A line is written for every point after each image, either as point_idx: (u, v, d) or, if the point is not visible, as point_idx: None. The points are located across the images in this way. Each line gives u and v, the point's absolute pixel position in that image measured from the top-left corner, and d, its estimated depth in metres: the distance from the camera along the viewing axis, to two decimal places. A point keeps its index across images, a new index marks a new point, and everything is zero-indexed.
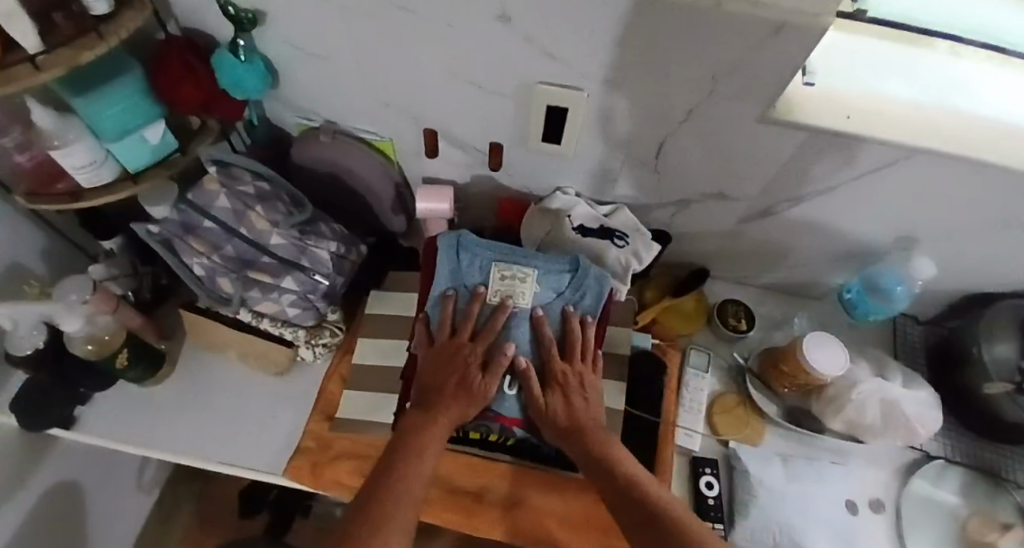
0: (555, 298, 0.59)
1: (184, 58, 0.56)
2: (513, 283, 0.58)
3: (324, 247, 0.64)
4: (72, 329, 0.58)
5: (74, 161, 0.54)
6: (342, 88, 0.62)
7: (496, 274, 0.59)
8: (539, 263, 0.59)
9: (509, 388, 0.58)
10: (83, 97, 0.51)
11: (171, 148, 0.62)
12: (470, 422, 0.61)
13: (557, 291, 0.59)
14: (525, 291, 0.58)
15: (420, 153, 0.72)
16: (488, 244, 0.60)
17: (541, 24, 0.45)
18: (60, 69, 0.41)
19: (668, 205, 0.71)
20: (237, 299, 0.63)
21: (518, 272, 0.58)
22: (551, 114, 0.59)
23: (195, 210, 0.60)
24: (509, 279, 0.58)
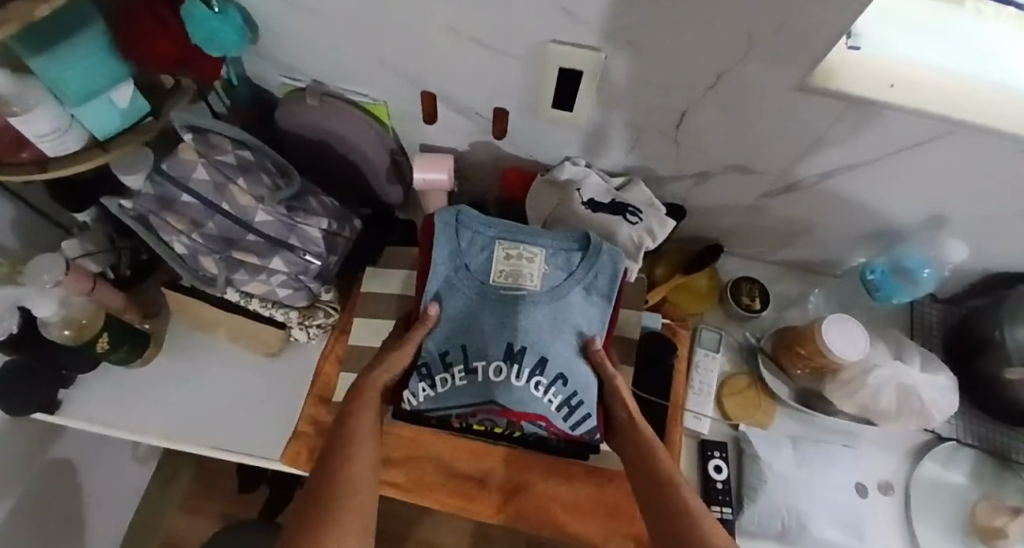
0: (565, 280, 0.52)
1: (153, 9, 0.51)
2: (519, 264, 0.52)
3: (314, 224, 0.59)
4: (43, 315, 0.53)
5: (36, 128, 0.48)
6: (329, 44, 0.55)
7: (501, 254, 0.52)
8: (547, 242, 0.52)
9: (517, 380, 0.51)
10: (39, 57, 0.45)
11: (144, 111, 0.56)
12: (474, 417, 0.56)
13: (566, 273, 0.52)
14: (533, 273, 0.52)
15: (417, 118, 0.65)
16: (491, 221, 0.52)
17: None
18: (11, 25, 0.34)
19: (685, 178, 0.66)
20: (223, 279, 0.59)
21: (524, 252, 0.52)
22: (563, 78, 0.53)
23: (170, 182, 0.54)
24: (515, 259, 0.52)
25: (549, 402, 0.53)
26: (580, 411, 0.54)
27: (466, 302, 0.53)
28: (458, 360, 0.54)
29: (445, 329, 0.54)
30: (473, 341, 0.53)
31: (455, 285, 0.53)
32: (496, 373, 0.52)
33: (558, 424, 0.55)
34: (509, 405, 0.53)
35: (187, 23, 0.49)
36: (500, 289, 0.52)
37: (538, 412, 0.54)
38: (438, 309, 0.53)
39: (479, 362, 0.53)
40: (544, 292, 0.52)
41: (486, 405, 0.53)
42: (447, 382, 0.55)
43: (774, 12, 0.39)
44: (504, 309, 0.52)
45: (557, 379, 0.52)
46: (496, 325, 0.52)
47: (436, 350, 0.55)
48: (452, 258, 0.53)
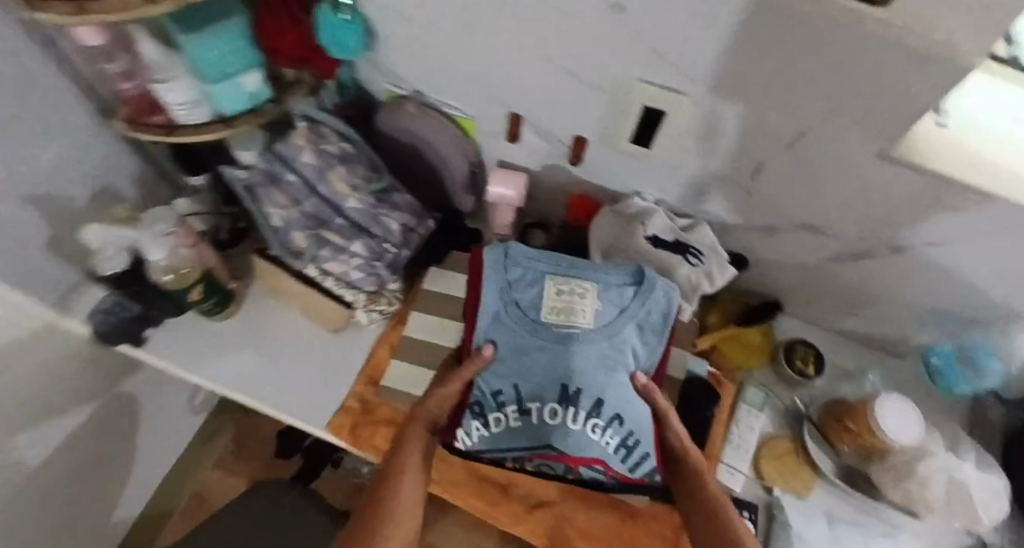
0: (617, 316, 0.53)
1: (288, 8, 0.57)
2: (570, 300, 0.53)
3: (395, 218, 0.65)
4: (154, 258, 0.60)
5: (175, 96, 0.57)
6: (435, 59, 0.61)
7: (553, 290, 0.53)
8: (598, 278, 0.53)
9: (574, 423, 0.51)
10: (186, 36, 0.53)
11: (264, 98, 0.63)
12: (529, 462, 0.54)
13: (618, 308, 0.53)
14: (585, 309, 0.52)
15: (501, 136, 0.70)
16: (541, 256, 0.54)
17: (656, 19, 0.43)
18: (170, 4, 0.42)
19: (751, 229, 0.67)
20: (308, 254, 0.65)
21: (576, 287, 0.53)
22: (645, 116, 0.56)
23: (280, 161, 0.61)
24: (567, 295, 0.53)
25: (607, 445, 0.52)
26: (637, 453, 0.53)
27: (518, 338, 0.53)
28: (511, 400, 0.54)
29: (498, 369, 0.54)
30: (527, 380, 0.53)
31: (507, 323, 0.53)
32: (552, 415, 0.52)
33: (614, 468, 0.53)
34: (565, 450, 0.51)
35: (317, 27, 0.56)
36: (553, 325, 0.52)
37: (598, 456, 0.52)
38: (492, 347, 0.54)
39: (533, 404, 0.53)
40: (597, 329, 0.52)
41: (541, 452, 0.52)
42: (501, 422, 0.55)
43: (866, 82, 0.40)
44: (558, 348, 0.52)
45: (613, 420, 0.52)
46: (549, 360, 0.52)
47: (489, 388, 0.55)
48: (502, 297, 0.54)
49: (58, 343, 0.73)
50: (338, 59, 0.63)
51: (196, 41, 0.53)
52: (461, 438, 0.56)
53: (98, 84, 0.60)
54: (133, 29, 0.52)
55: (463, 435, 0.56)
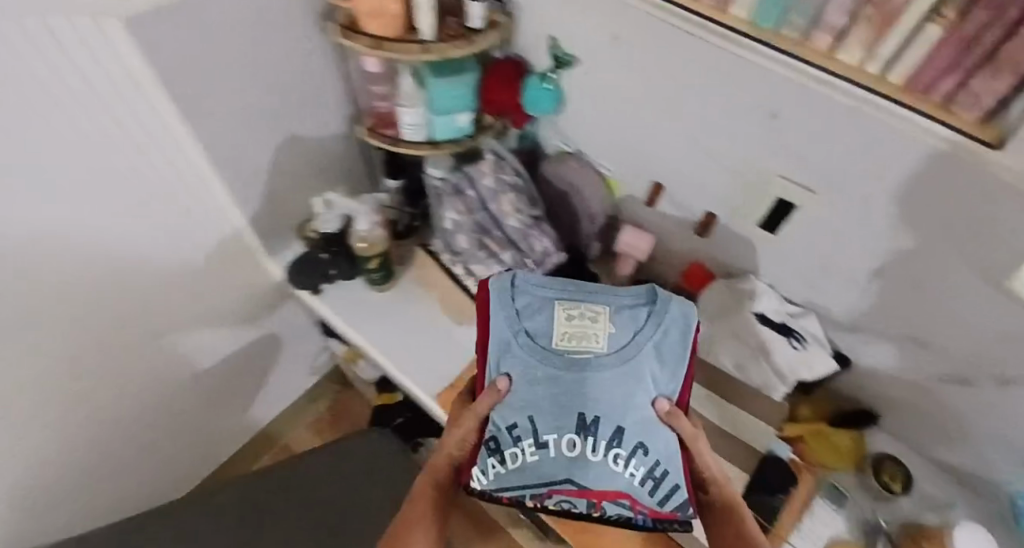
0: (631, 339, 0.51)
1: (507, 72, 0.76)
2: (583, 324, 0.51)
3: (543, 241, 0.77)
4: (359, 226, 0.80)
5: (409, 118, 0.77)
6: (605, 126, 0.76)
7: (563, 315, 0.51)
8: (610, 300, 0.52)
9: (594, 453, 0.51)
10: (436, 78, 0.74)
11: (464, 134, 0.82)
12: (549, 500, 0.53)
13: (631, 331, 0.51)
14: (598, 332, 0.51)
15: (641, 199, 0.82)
16: (549, 283, 0.52)
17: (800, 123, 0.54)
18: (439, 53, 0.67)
19: (857, 330, 0.71)
20: (464, 255, 0.81)
21: (588, 311, 0.51)
22: (775, 205, 0.65)
23: (467, 180, 0.79)
24: (579, 319, 0.51)
25: (631, 477, 0.52)
26: (665, 483, 0.53)
27: (529, 370, 0.51)
28: (528, 433, 0.52)
29: (512, 406, 0.51)
30: (543, 415, 0.51)
31: (518, 357, 0.51)
32: (569, 448, 0.50)
33: (643, 503, 0.53)
34: (588, 486, 0.52)
35: (525, 89, 0.75)
36: (566, 352, 0.50)
37: (623, 489, 0.52)
38: (506, 382, 0.51)
39: (552, 438, 0.51)
40: (611, 354, 0.50)
41: (561, 487, 0.52)
42: (517, 458, 0.53)
43: (979, 212, 0.46)
44: (571, 380, 0.50)
45: (636, 450, 0.51)
46: (566, 391, 0.50)
47: (504, 422, 0.52)
48: (511, 328, 0.52)
49: (248, 273, 0.93)
50: (529, 117, 0.81)
51: (440, 83, 0.74)
52: (476, 478, 0.56)
53: (361, 98, 0.83)
54: (402, 68, 0.74)
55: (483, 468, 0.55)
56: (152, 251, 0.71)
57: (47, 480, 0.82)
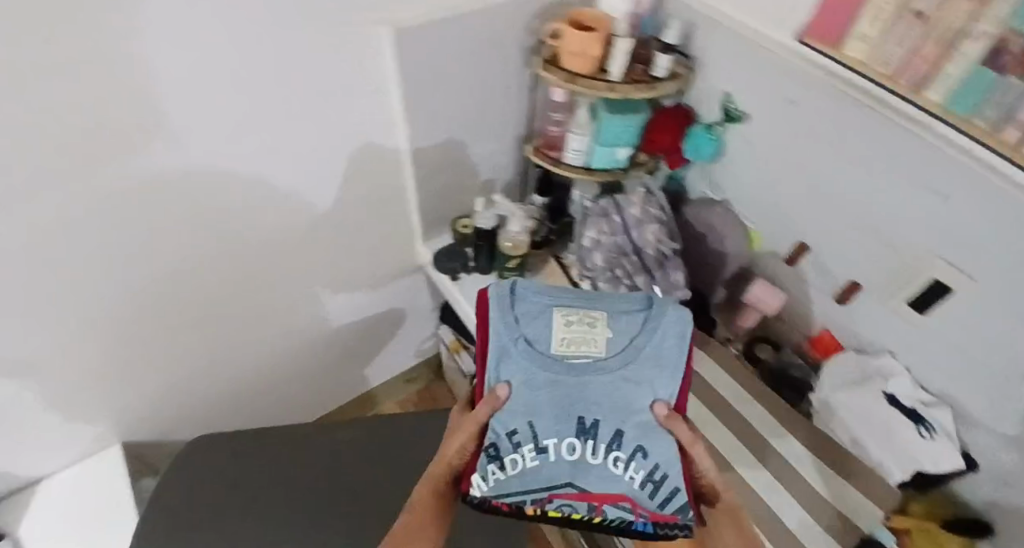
0: (628, 344, 0.51)
1: (675, 117, 0.84)
2: (582, 330, 0.51)
3: (678, 274, 0.82)
4: (512, 229, 0.89)
5: (574, 143, 0.85)
6: (762, 180, 0.81)
7: (562, 320, 0.51)
8: (607, 307, 0.53)
9: (593, 456, 0.48)
10: (610, 112, 0.81)
11: (616, 167, 0.88)
12: (547, 504, 0.49)
13: (628, 336, 0.51)
14: (597, 336, 0.51)
15: (781, 256, 0.85)
16: (547, 290, 0.53)
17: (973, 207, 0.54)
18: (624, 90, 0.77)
19: (999, 440, 0.65)
20: (596, 273, 0.86)
21: (588, 316, 0.52)
22: (928, 286, 0.65)
23: (615, 205, 0.85)
24: (579, 323, 0.51)
25: (632, 481, 0.49)
26: (668, 488, 0.49)
27: (531, 375, 0.50)
28: (528, 438, 0.49)
29: (512, 411, 0.49)
30: (543, 418, 0.49)
31: (515, 362, 0.50)
32: (570, 452, 0.48)
33: (644, 506, 0.49)
34: (589, 489, 0.49)
35: (690, 136, 0.84)
36: (565, 356, 0.50)
37: (623, 491, 0.49)
38: (506, 388, 0.50)
39: (552, 442, 0.48)
40: (609, 357, 0.50)
41: (562, 492, 0.49)
42: (517, 464, 0.49)
43: None
44: (569, 382, 0.49)
45: (637, 453, 0.48)
46: (567, 396, 0.49)
47: (503, 428, 0.49)
48: (510, 334, 0.51)
49: (402, 254, 1.07)
50: (682, 162, 0.88)
51: (614, 117, 0.82)
52: (474, 485, 0.50)
53: (537, 118, 0.95)
54: (581, 101, 0.84)
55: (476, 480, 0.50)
56: (341, 204, 0.87)
57: (208, 386, 0.98)
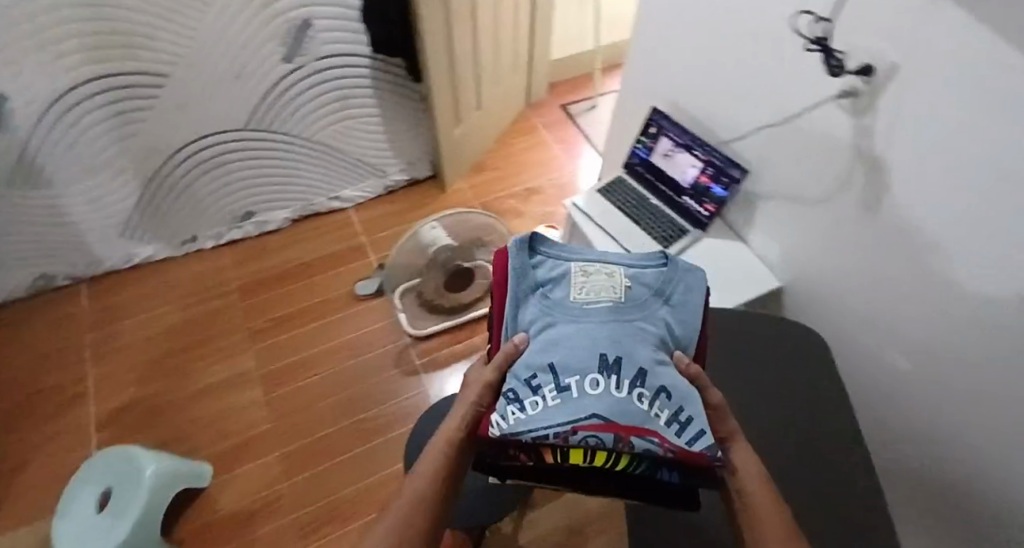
0: (648, 286, 0.46)
1: None
2: (598, 278, 0.47)
3: None
4: None
5: None
6: None
7: (579, 270, 0.47)
8: (622, 259, 0.50)
9: (618, 388, 0.38)
10: None
11: None
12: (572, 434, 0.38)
13: (650, 280, 0.47)
14: (615, 278, 0.46)
15: None
16: (570, 252, 0.50)
17: None
18: None
19: None
20: None
21: (598, 269, 0.48)
22: None
23: None
24: (591, 273, 0.47)
25: (654, 417, 0.39)
26: (695, 426, 0.39)
27: (543, 313, 0.45)
28: (547, 379, 0.40)
29: (527, 349, 0.43)
30: (568, 353, 0.41)
31: (532, 312, 0.46)
32: (591, 383, 0.38)
33: (670, 440, 0.38)
34: (615, 416, 0.37)
35: None
36: (582, 300, 0.44)
37: (644, 423, 0.37)
38: (523, 336, 0.44)
39: (573, 380, 0.39)
40: (628, 298, 0.45)
41: (586, 424, 0.37)
42: (536, 406, 0.40)
43: None
44: (594, 318, 0.43)
45: (664, 389, 0.39)
46: (586, 336, 0.41)
47: (523, 372, 0.42)
48: (527, 285, 0.47)
49: None
50: None
51: None
52: (492, 426, 0.41)
53: None
54: None
55: (499, 421, 0.42)
56: None
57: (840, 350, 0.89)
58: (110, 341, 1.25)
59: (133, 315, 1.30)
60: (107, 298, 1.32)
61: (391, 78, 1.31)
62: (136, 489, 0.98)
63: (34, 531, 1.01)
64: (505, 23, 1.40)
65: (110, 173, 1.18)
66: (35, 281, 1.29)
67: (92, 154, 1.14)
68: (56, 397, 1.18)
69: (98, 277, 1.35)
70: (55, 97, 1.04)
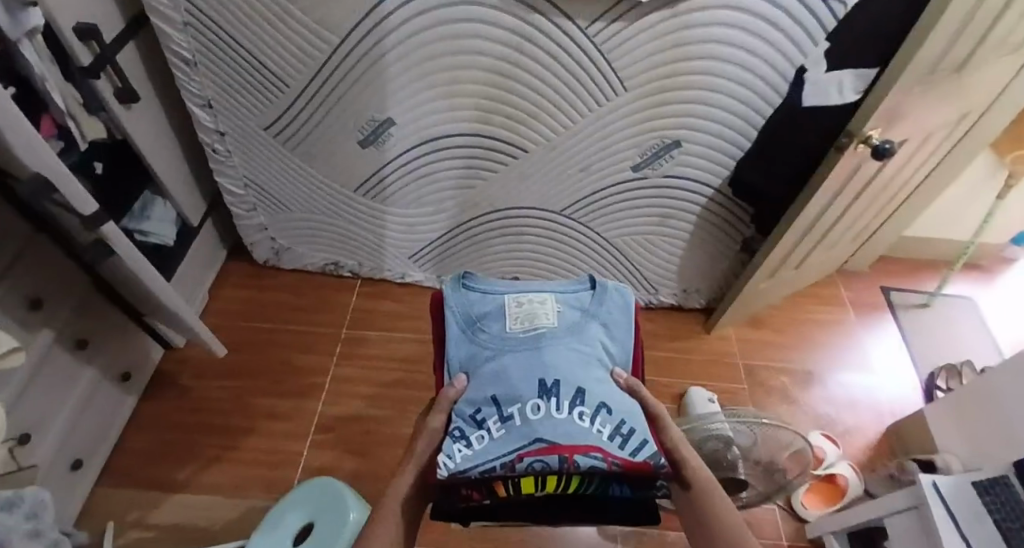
0: (577, 312, 0.59)
1: None
2: (531, 308, 0.58)
3: None
4: None
5: None
6: None
7: (516, 303, 0.59)
8: (555, 290, 0.62)
9: (558, 408, 0.47)
10: None
11: None
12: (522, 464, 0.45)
13: (579, 309, 0.60)
14: (546, 310, 0.58)
15: None
16: (500, 289, 0.62)
17: None
18: None
19: None
20: None
21: (535, 300, 0.59)
22: None
23: None
24: (529, 303, 0.59)
25: (598, 433, 0.46)
26: (630, 432, 0.48)
27: (490, 346, 0.54)
28: (490, 414, 0.48)
29: (471, 385, 0.52)
30: (502, 385, 0.50)
31: (481, 341, 0.55)
32: (534, 410, 0.46)
33: (614, 453, 0.46)
34: (557, 439, 0.44)
35: None
36: (520, 328, 0.55)
37: (591, 441, 0.45)
38: (461, 380, 0.53)
39: (514, 410, 0.47)
40: (561, 329, 0.56)
41: (530, 448, 0.44)
42: (482, 439, 0.47)
43: None
44: (531, 351, 0.53)
45: (601, 407, 0.48)
46: (524, 367, 0.50)
47: (466, 410, 0.50)
48: (466, 321, 0.58)
49: None
50: None
51: None
52: (439, 466, 0.47)
53: None
54: None
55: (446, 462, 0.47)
56: None
57: None
58: (359, 344, 1.33)
59: (384, 327, 1.37)
60: (371, 303, 1.41)
61: (724, 212, 1.19)
62: (333, 542, 0.84)
63: (235, 505, 1.06)
64: (880, 197, 1.16)
65: (432, 208, 1.26)
66: (327, 264, 1.43)
67: (431, 189, 1.22)
68: (300, 378, 1.26)
69: (371, 278, 1.46)
70: (432, 136, 1.11)
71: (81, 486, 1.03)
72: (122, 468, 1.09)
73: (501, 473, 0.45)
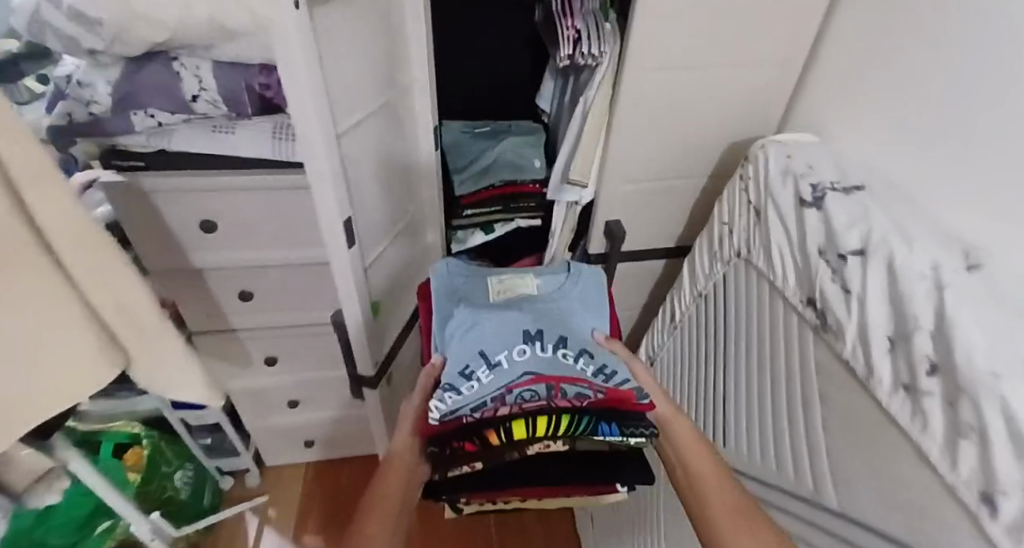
0: (559, 285, 0.55)
1: None
2: (513, 282, 0.55)
3: None
4: None
5: None
6: None
7: (494, 282, 0.55)
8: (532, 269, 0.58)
9: (544, 349, 0.46)
10: None
11: None
12: (513, 400, 0.43)
13: (557, 282, 0.55)
14: (527, 283, 0.55)
15: None
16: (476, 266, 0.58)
17: None
18: None
19: None
20: None
21: (512, 277, 0.56)
22: None
23: None
24: (507, 284, 0.54)
25: (582, 371, 0.46)
26: (608, 372, 0.47)
27: (467, 318, 0.50)
28: (478, 364, 0.46)
29: (452, 355, 0.48)
30: (489, 344, 0.46)
31: (458, 320, 0.50)
32: (521, 353, 0.46)
33: (598, 386, 0.46)
34: (544, 371, 0.45)
35: None
36: (500, 301, 0.52)
37: (572, 373, 0.45)
38: (439, 358, 0.49)
39: (502, 354, 0.46)
40: (544, 297, 0.53)
41: (518, 380, 0.44)
42: (472, 387, 0.44)
43: None
44: (515, 314, 0.49)
45: (586, 350, 0.47)
46: (509, 328, 0.48)
47: (451, 374, 0.45)
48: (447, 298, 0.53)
49: None
50: None
51: None
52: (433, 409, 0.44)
53: None
54: None
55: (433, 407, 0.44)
56: None
57: None
58: None
59: None
60: None
61: None
62: None
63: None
64: None
65: None
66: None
67: None
68: None
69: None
70: None
71: (302, 455, 1.11)
72: (325, 470, 1.12)
73: (493, 408, 0.44)
